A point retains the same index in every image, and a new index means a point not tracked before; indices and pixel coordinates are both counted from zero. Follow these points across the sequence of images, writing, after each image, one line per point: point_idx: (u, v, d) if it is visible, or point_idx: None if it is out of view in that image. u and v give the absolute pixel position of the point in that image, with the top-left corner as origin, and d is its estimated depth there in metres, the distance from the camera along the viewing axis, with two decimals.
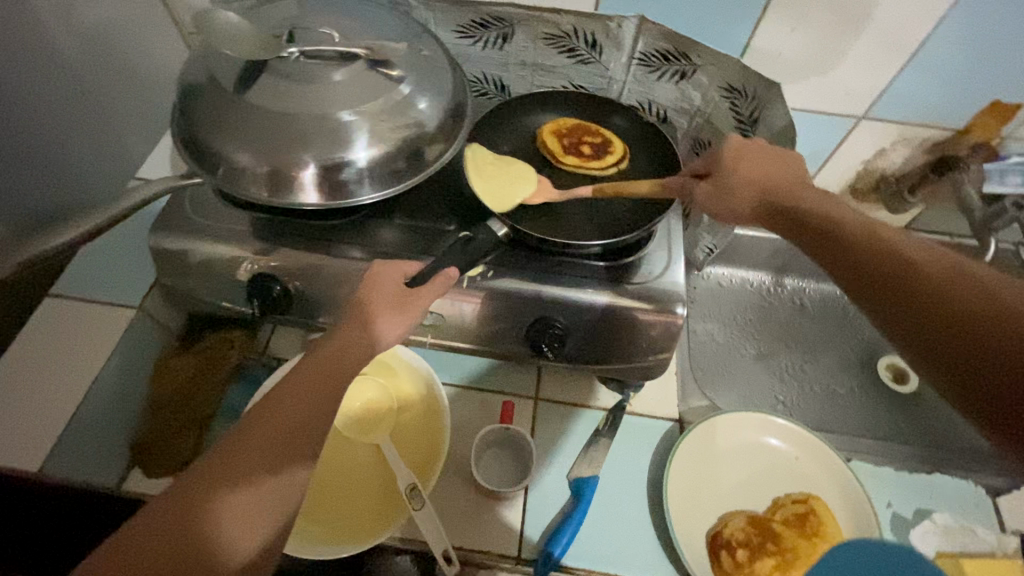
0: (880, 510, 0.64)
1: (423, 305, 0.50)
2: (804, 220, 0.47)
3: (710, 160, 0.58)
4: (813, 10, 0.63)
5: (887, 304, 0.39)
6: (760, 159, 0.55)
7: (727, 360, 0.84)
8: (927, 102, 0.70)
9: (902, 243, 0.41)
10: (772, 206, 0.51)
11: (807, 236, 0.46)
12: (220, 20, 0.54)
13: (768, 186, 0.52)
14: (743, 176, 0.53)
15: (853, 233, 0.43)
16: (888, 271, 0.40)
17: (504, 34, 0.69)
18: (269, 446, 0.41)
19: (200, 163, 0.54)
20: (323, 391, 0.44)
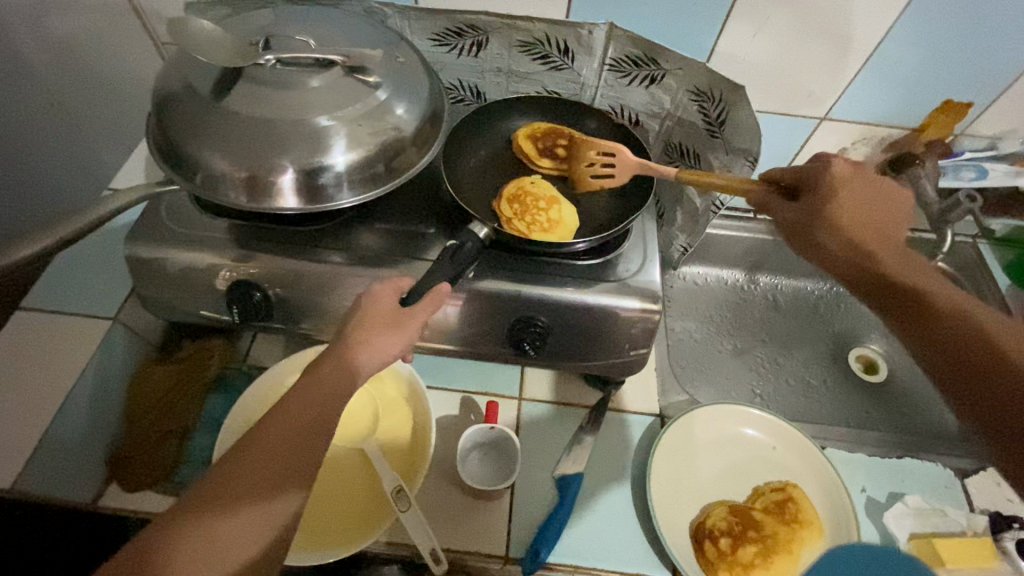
0: (854, 494, 0.66)
1: (417, 325, 0.50)
2: (890, 282, 0.45)
3: (808, 179, 0.54)
4: (774, 16, 0.66)
5: (956, 382, 0.38)
6: (869, 197, 0.51)
7: (704, 356, 0.87)
8: (884, 103, 0.74)
9: (991, 328, 0.39)
10: (842, 259, 0.48)
11: (910, 307, 0.43)
12: (195, 28, 0.54)
13: (859, 235, 0.48)
14: (839, 214, 0.50)
15: (952, 323, 0.40)
16: (968, 352, 0.38)
17: (478, 41, 0.71)
18: (271, 462, 0.41)
19: (177, 170, 0.54)
20: (323, 403, 0.44)
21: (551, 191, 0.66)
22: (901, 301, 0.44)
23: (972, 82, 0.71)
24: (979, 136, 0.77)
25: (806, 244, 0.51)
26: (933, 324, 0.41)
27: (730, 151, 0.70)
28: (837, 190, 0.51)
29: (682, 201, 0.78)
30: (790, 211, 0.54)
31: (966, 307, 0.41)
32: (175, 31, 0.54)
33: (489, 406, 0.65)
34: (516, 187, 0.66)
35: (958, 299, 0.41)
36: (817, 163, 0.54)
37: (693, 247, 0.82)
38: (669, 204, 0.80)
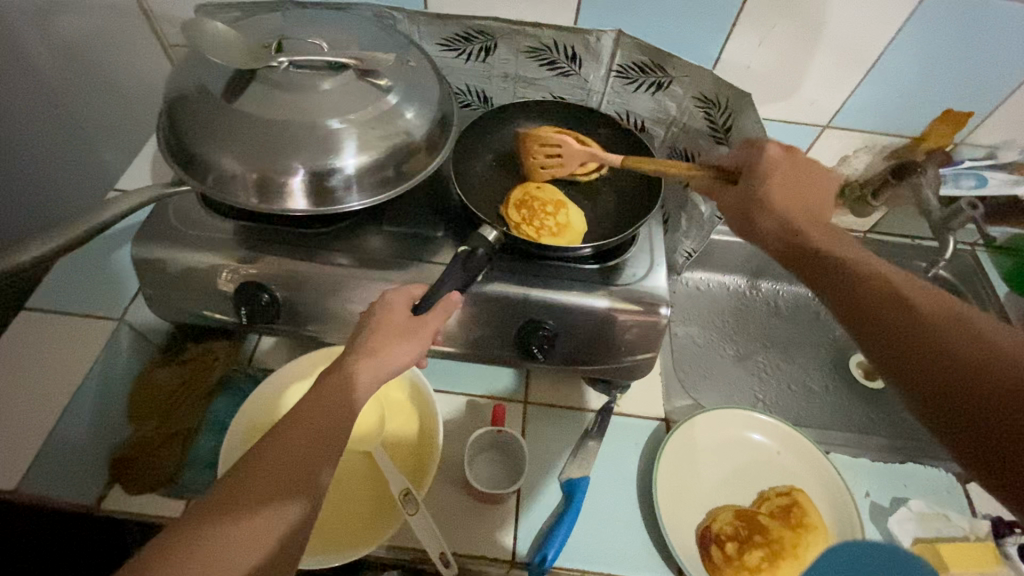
0: (858, 499, 0.67)
1: (431, 333, 0.50)
2: (811, 252, 0.46)
3: (744, 161, 0.57)
4: (779, 25, 0.67)
5: (877, 338, 0.39)
6: (798, 180, 0.54)
7: (707, 362, 0.87)
8: (886, 111, 0.75)
9: (903, 286, 0.40)
10: (769, 237, 0.50)
11: (826, 272, 0.44)
12: (208, 30, 0.55)
13: (789, 211, 0.51)
14: (771, 191, 0.53)
15: (870, 282, 0.41)
16: (882, 309, 0.40)
17: (486, 47, 0.71)
18: (289, 465, 0.41)
19: (188, 170, 0.54)
20: (333, 415, 0.44)
21: (558, 194, 0.66)
22: (817, 266, 0.45)
23: (972, 92, 0.72)
24: (978, 145, 0.79)
25: (744, 222, 0.54)
26: (851, 285, 0.42)
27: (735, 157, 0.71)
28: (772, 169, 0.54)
29: (687, 206, 0.78)
30: (729, 196, 0.56)
31: (880, 270, 0.42)
32: (188, 32, 0.54)
33: (495, 409, 0.65)
34: (522, 193, 0.66)
35: (874, 264, 0.43)
36: (752, 149, 0.57)
37: (698, 252, 0.83)
38: (674, 210, 0.80)
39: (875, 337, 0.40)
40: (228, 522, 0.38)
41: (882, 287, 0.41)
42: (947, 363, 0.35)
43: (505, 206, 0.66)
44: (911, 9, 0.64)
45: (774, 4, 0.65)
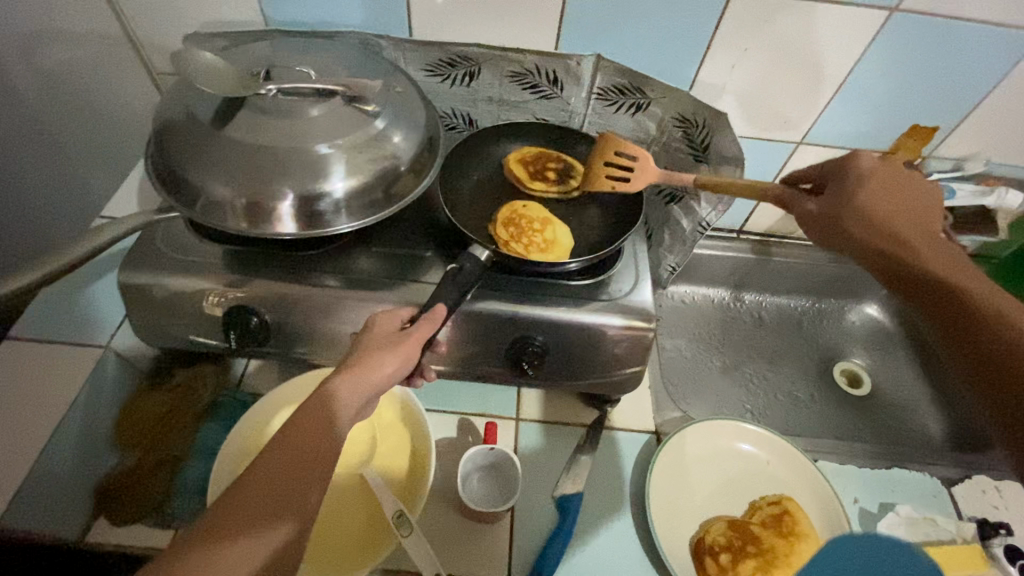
0: (848, 506, 0.68)
1: (417, 345, 0.51)
2: (916, 273, 0.45)
3: (834, 175, 0.55)
4: (751, 48, 0.70)
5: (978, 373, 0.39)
6: (895, 191, 0.51)
7: (696, 374, 0.88)
8: (856, 127, 0.78)
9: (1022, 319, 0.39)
10: (868, 247, 0.49)
11: (942, 302, 0.43)
12: (197, 59, 0.56)
13: (891, 227, 0.48)
14: (865, 204, 0.50)
15: (990, 322, 0.39)
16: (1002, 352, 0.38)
17: (470, 72, 0.73)
18: (271, 489, 0.41)
19: (176, 196, 0.54)
20: (319, 433, 0.44)
21: (544, 212, 0.68)
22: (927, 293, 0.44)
23: (937, 108, 0.76)
24: (945, 158, 0.82)
25: (831, 233, 0.52)
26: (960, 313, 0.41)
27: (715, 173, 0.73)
28: (871, 181, 0.52)
29: (670, 222, 0.80)
30: (812, 204, 0.54)
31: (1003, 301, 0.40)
32: (177, 61, 0.55)
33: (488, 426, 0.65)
34: (509, 212, 0.67)
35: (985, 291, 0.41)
36: (841, 161, 0.55)
37: (682, 266, 0.84)
38: (657, 226, 0.82)
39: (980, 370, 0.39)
40: (216, 551, 0.38)
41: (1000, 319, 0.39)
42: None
43: (492, 226, 0.66)
44: (875, 30, 0.67)
45: (746, 29, 0.68)
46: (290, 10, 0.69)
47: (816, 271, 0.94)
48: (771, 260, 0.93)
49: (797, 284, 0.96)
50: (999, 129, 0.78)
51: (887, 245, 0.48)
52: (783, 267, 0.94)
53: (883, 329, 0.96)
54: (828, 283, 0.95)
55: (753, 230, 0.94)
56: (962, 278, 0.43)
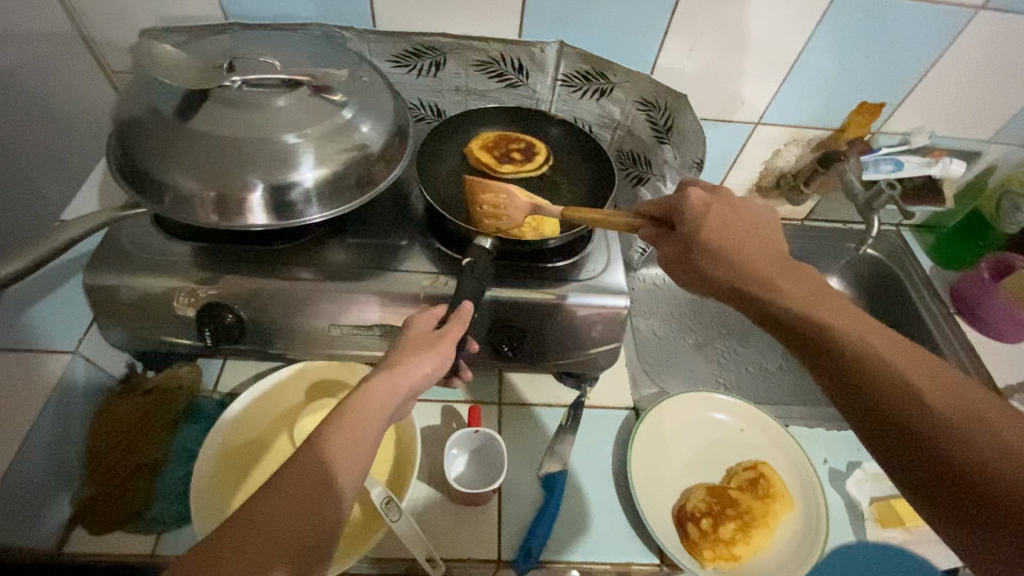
0: (818, 466, 0.71)
1: (451, 344, 0.52)
2: (774, 312, 0.44)
3: (671, 208, 0.53)
4: (707, 32, 0.72)
5: (852, 406, 0.38)
6: (729, 227, 0.49)
7: (670, 352, 0.91)
8: (809, 106, 0.82)
9: (884, 351, 0.38)
10: (726, 280, 0.47)
11: (807, 342, 0.41)
12: (158, 52, 0.55)
13: (743, 263, 0.47)
14: (704, 233, 0.49)
15: (859, 368, 0.38)
16: (888, 396, 0.36)
17: (436, 62, 0.74)
18: (316, 474, 0.42)
19: (142, 192, 0.54)
20: (338, 455, 0.44)
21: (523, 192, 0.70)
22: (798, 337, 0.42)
23: (882, 85, 0.80)
24: (892, 133, 0.87)
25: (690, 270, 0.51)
26: (829, 350, 0.40)
27: (678, 155, 0.77)
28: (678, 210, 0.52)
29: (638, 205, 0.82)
30: (669, 248, 0.53)
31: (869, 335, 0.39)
32: (137, 55, 0.54)
33: (471, 410, 0.66)
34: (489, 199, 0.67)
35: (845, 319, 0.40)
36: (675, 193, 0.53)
37: (651, 248, 0.88)
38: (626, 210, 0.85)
39: (847, 398, 0.39)
40: (266, 519, 0.40)
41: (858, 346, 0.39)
42: (934, 450, 0.34)
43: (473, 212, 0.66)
44: (821, 12, 0.71)
45: (701, 12, 0.70)
46: (250, 5, 0.68)
47: None
48: None
49: None
50: (940, 104, 0.83)
51: (743, 288, 0.46)
52: None
53: None
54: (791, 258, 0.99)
55: None
56: (819, 315, 0.41)
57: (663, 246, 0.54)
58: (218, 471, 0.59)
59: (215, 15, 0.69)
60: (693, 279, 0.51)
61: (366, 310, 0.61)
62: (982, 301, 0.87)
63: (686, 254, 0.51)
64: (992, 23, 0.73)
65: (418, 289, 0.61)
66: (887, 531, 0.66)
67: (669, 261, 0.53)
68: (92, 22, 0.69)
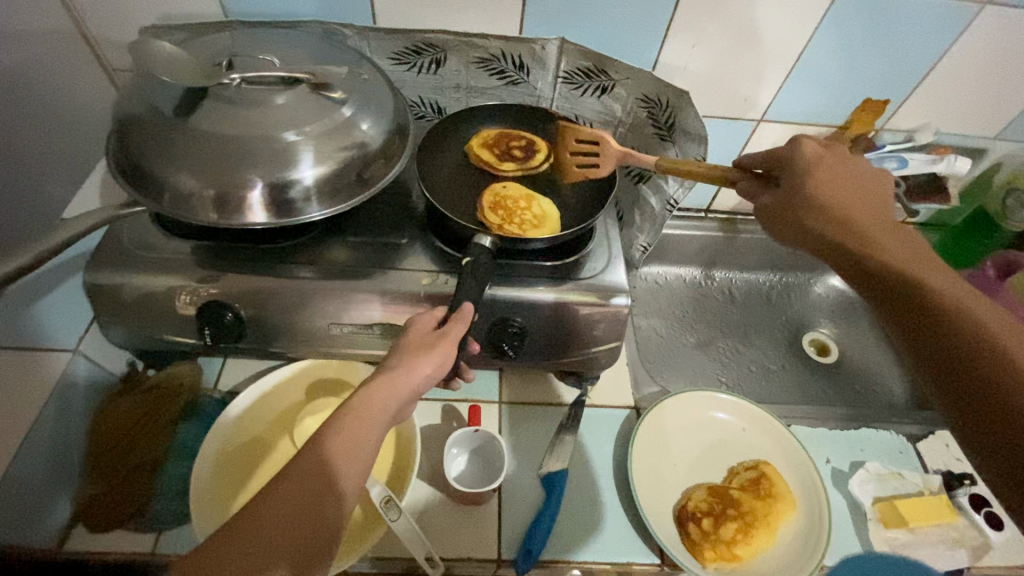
0: (820, 466, 0.71)
1: (451, 346, 0.51)
2: (875, 264, 0.44)
3: (779, 159, 0.55)
4: (709, 28, 0.72)
5: (933, 354, 0.39)
6: (827, 184, 0.51)
7: (671, 350, 0.90)
8: (814, 103, 0.81)
9: (981, 314, 0.39)
10: (825, 232, 0.48)
11: (902, 294, 0.42)
12: (156, 50, 0.55)
13: (847, 219, 0.48)
14: (814, 188, 0.50)
15: (954, 323, 0.39)
16: (976, 354, 0.37)
17: (436, 59, 0.73)
18: (317, 477, 0.42)
19: (142, 191, 0.53)
20: (338, 453, 0.44)
21: (523, 190, 0.69)
22: (891, 288, 0.43)
23: (888, 82, 0.79)
24: (897, 130, 0.86)
25: (791, 225, 0.51)
26: (924, 308, 0.40)
27: (681, 152, 0.76)
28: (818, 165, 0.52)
29: (640, 203, 0.82)
30: (769, 198, 0.54)
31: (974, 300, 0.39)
32: (135, 52, 0.54)
33: (471, 409, 0.66)
34: (491, 197, 0.68)
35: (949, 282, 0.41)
36: (785, 146, 0.55)
37: (653, 246, 0.86)
38: (628, 208, 0.84)
39: (928, 348, 0.40)
40: (267, 517, 0.40)
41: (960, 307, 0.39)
42: (1017, 409, 0.35)
43: (479, 211, 0.67)
44: (826, 8, 0.70)
45: (704, 9, 0.70)
46: (249, 2, 0.68)
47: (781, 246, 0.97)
48: (738, 237, 0.96)
49: (765, 260, 0.99)
50: (946, 101, 0.82)
51: (850, 241, 0.46)
52: (751, 244, 0.97)
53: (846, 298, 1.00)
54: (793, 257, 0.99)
55: (721, 209, 0.97)
56: (924, 274, 0.42)
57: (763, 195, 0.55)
58: (218, 469, 0.59)
59: (215, 12, 0.69)
60: (780, 233, 0.52)
61: (366, 308, 0.60)
62: (988, 299, 0.87)
63: (788, 208, 0.52)
64: (999, 19, 0.72)
65: (419, 287, 0.60)
66: (890, 532, 0.65)
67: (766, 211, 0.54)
68: (91, 18, 0.69)
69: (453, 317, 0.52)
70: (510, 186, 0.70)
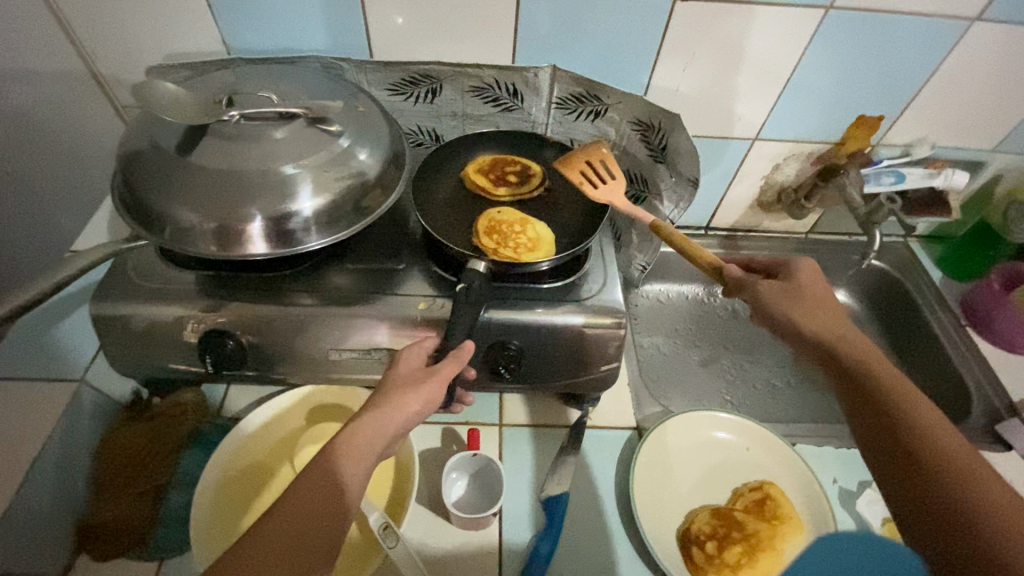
0: (827, 486, 0.69)
1: (442, 381, 0.53)
2: (845, 368, 0.50)
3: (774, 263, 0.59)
4: (699, 51, 0.73)
5: (883, 458, 0.45)
6: (824, 310, 0.54)
7: (674, 369, 0.90)
8: (808, 120, 0.81)
9: (933, 430, 0.43)
10: (801, 332, 0.53)
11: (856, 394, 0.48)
12: (159, 89, 0.57)
13: (825, 328, 0.52)
14: (799, 296, 0.55)
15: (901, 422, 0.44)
16: (917, 448, 0.43)
17: (432, 89, 0.75)
18: (307, 515, 0.43)
19: (146, 225, 0.55)
20: (335, 479, 0.45)
21: (519, 214, 0.70)
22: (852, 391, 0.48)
23: (882, 98, 0.79)
24: (894, 145, 0.86)
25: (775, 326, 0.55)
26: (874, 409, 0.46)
27: (673, 173, 0.77)
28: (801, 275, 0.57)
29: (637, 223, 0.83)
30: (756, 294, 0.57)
31: (983, 467, 0.41)
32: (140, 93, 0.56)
33: (470, 433, 0.66)
34: (487, 222, 0.69)
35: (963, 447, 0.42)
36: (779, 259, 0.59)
37: (651, 265, 0.87)
38: (625, 228, 0.84)
39: (870, 440, 0.46)
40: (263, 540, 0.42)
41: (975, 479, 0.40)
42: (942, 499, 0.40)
43: (474, 236, 0.68)
44: (814, 28, 0.71)
45: (692, 34, 0.71)
46: (251, 39, 0.71)
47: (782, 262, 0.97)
48: (739, 253, 0.96)
49: None
50: (940, 115, 0.82)
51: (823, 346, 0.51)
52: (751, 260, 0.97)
53: (852, 313, 0.99)
54: None
55: (720, 226, 0.98)
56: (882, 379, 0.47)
57: (760, 286, 0.56)
58: (221, 496, 0.60)
59: (219, 50, 0.72)
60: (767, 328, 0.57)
61: (366, 334, 0.61)
62: (993, 312, 0.86)
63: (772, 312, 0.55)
64: (989, 33, 0.72)
65: (417, 312, 0.61)
66: None
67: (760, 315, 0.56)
68: (103, 60, 0.72)
69: (452, 353, 0.54)
70: (505, 210, 0.70)
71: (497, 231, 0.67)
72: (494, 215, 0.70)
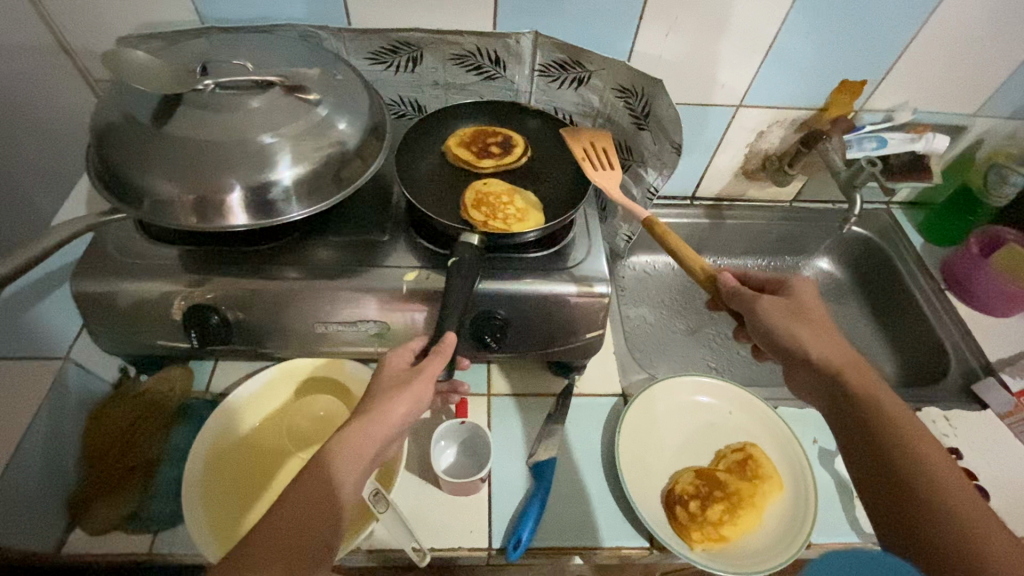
0: (807, 446, 0.72)
1: (424, 383, 0.52)
2: (853, 402, 0.50)
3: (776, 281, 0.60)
4: (681, 15, 0.72)
5: (892, 500, 0.46)
6: (826, 333, 0.54)
7: (660, 338, 0.91)
8: (791, 86, 0.81)
9: (943, 475, 0.44)
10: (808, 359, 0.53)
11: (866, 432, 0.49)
12: (130, 59, 0.56)
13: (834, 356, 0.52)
14: (803, 317, 0.55)
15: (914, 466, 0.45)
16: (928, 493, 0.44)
17: (413, 57, 0.74)
18: (314, 499, 0.45)
19: (122, 198, 0.54)
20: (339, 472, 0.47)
21: (505, 185, 0.70)
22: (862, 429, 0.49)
23: (865, 62, 0.79)
24: (877, 110, 0.86)
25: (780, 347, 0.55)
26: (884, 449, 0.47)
27: (657, 140, 0.77)
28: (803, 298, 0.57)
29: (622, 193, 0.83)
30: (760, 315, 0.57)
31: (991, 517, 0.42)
32: (110, 62, 0.55)
33: (459, 403, 0.67)
34: (474, 194, 0.69)
35: (973, 510, 0.43)
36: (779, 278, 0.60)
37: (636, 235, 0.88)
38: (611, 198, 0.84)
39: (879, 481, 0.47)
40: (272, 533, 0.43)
41: (980, 545, 0.41)
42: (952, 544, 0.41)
43: (462, 210, 0.67)
44: None
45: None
46: (225, 8, 0.69)
47: (765, 231, 0.98)
48: (724, 222, 0.97)
49: (752, 245, 1.00)
50: (923, 79, 0.82)
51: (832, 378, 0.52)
52: (736, 228, 0.97)
53: (835, 280, 1.01)
54: (778, 240, 1.00)
55: (705, 196, 0.98)
56: (892, 419, 0.48)
57: (761, 302, 0.56)
58: (211, 468, 0.60)
59: (191, 19, 0.70)
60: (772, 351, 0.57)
61: (351, 306, 0.61)
62: (974, 275, 0.87)
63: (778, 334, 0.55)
64: None
65: (403, 284, 0.61)
66: None
67: (759, 329, 0.57)
68: (70, 31, 0.70)
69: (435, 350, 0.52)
70: (491, 181, 0.70)
71: (484, 203, 0.67)
72: (480, 186, 0.69)
